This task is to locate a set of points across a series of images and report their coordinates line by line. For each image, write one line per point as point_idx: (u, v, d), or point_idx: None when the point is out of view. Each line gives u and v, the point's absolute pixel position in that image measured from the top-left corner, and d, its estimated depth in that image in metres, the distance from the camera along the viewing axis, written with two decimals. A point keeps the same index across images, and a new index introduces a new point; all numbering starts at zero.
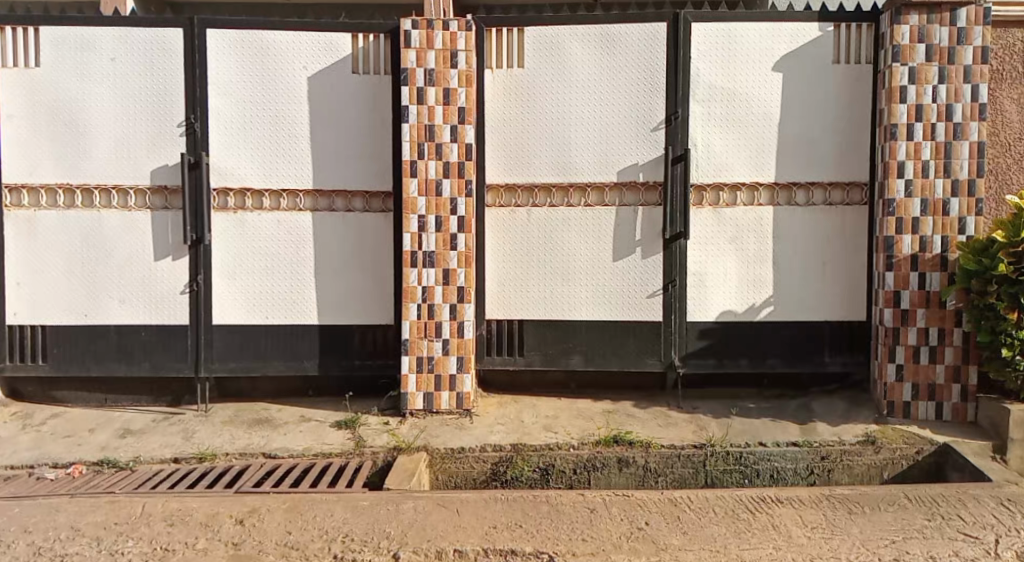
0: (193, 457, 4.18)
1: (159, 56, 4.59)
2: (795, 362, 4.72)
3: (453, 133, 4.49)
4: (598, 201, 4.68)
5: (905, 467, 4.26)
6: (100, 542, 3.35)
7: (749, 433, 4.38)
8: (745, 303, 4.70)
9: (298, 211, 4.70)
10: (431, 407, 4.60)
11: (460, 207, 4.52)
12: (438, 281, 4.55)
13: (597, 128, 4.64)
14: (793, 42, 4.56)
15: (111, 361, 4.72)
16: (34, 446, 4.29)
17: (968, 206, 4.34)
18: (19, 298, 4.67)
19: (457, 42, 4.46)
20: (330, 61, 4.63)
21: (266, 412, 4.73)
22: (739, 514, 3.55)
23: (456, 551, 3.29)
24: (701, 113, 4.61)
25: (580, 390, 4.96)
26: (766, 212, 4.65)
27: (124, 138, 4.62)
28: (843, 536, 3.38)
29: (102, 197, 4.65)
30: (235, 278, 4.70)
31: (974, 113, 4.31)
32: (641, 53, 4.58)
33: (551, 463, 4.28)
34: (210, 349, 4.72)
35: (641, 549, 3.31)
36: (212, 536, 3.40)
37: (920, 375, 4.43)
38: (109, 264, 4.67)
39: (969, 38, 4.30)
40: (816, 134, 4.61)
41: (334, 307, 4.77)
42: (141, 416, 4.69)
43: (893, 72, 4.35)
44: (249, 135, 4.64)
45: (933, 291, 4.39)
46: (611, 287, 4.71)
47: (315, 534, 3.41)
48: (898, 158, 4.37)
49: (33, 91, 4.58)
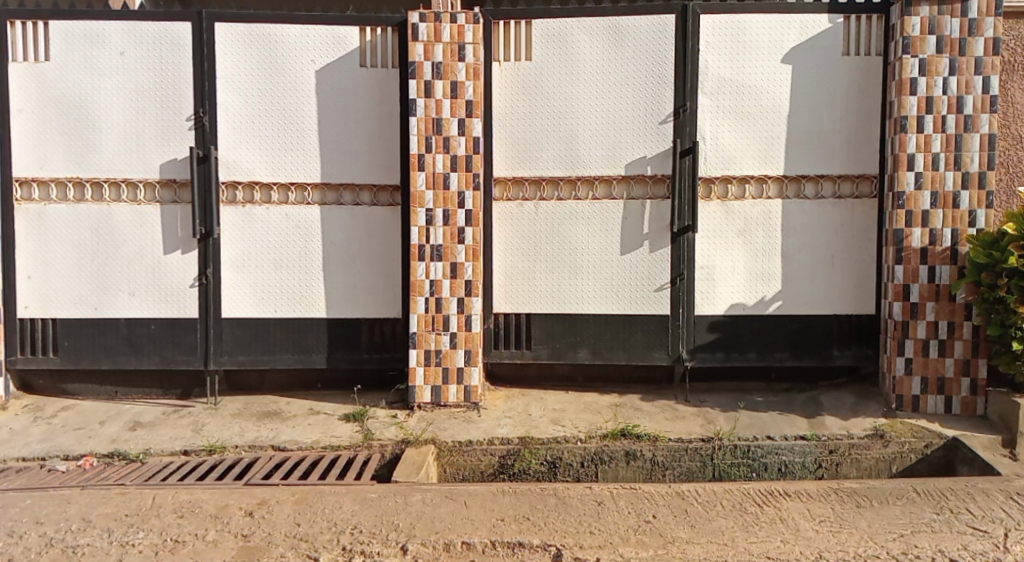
0: (203, 450, 4.20)
1: (167, 50, 4.60)
2: (803, 355, 4.71)
3: (460, 126, 4.49)
4: (606, 195, 4.67)
5: (913, 460, 4.25)
6: (111, 533, 3.38)
7: (757, 426, 4.37)
8: (753, 296, 4.69)
9: (307, 204, 4.71)
10: (439, 400, 4.61)
11: (468, 201, 4.52)
12: (446, 275, 4.55)
13: (605, 121, 4.63)
14: (802, 34, 4.53)
15: (121, 354, 4.75)
16: (45, 438, 4.32)
17: (978, 198, 4.32)
18: (30, 291, 4.70)
19: (464, 35, 4.45)
20: (338, 55, 4.63)
21: (275, 405, 4.75)
22: (747, 507, 3.54)
23: (464, 543, 3.30)
24: (709, 106, 4.59)
25: (587, 384, 4.95)
26: (775, 205, 4.63)
27: (133, 131, 4.64)
28: (851, 530, 3.38)
29: (111, 191, 4.66)
30: (244, 271, 4.72)
31: (985, 105, 4.29)
32: (650, 45, 4.57)
33: (558, 457, 4.28)
34: (219, 342, 4.74)
35: (649, 542, 3.31)
36: (222, 528, 3.42)
37: (930, 369, 4.41)
38: (119, 257, 4.69)
39: (980, 29, 4.26)
40: (826, 126, 4.58)
41: (343, 300, 4.78)
42: (150, 408, 4.72)
43: (903, 63, 4.32)
44: (258, 130, 4.65)
45: (942, 284, 4.37)
46: (619, 281, 4.70)
47: (324, 526, 3.43)
48: (908, 151, 4.35)
49: (43, 84, 4.60)
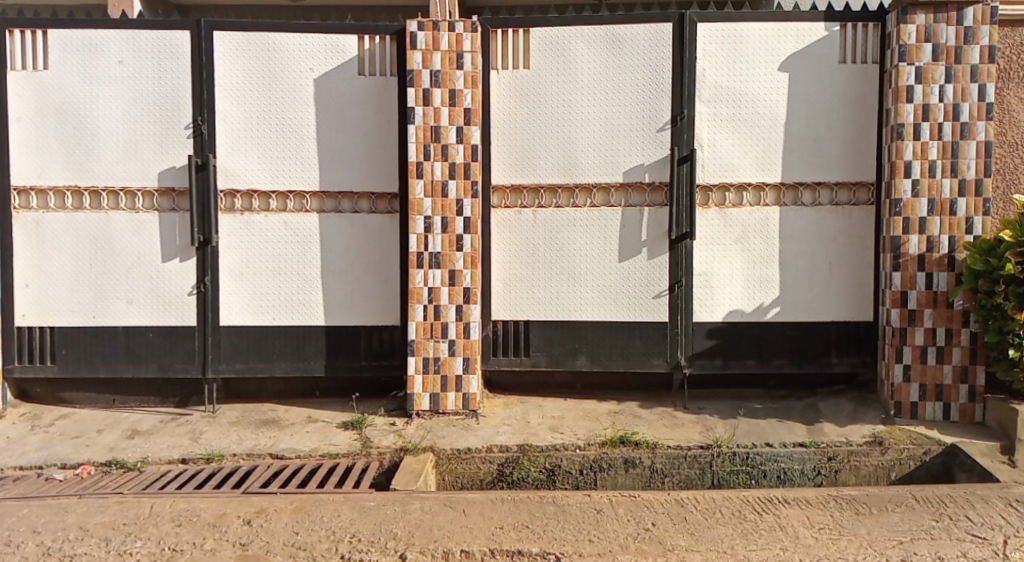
0: (201, 458, 4.19)
1: (165, 58, 4.61)
2: (801, 362, 4.72)
3: (458, 134, 4.50)
4: (604, 202, 4.68)
5: (912, 467, 4.24)
6: (109, 542, 3.36)
7: (755, 433, 4.37)
8: (751, 303, 4.69)
9: (306, 213, 4.71)
10: (438, 408, 4.61)
11: (466, 208, 4.53)
12: (444, 282, 4.56)
13: (602, 129, 4.64)
14: (799, 42, 4.55)
15: (120, 362, 4.74)
16: (42, 447, 4.31)
17: (975, 206, 4.34)
18: (28, 299, 4.69)
19: (462, 44, 4.46)
20: (336, 63, 4.64)
21: (273, 413, 4.74)
22: (745, 515, 3.54)
23: (463, 551, 3.29)
24: (707, 113, 4.61)
25: (586, 391, 4.95)
26: (772, 212, 4.64)
27: (132, 140, 4.64)
28: (850, 537, 3.38)
29: (110, 199, 4.67)
30: (243, 279, 4.72)
31: (981, 113, 4.31)
32: (646, 53, 4.58)
33: (556, 464, 4.27)
34: (217, 350, 4.74)
35: (648, 549, 3.30)
36: (220, 536, 3.40)
37: (928, 376, 4.42)
38: (118, 265, 4.69)
39: (976, 38, 4.29)
40: (823, 134, 4.60)
41: (341, 308, 4.78)
42: (148, 417, 4.71)
43: (899, 72, 4.34)
44: (256, 138, 4.66)
45: (940, 291, 4.38)
46: (617, 288, 4.71)
47: (323, 535, 3.42)
48: (904, 158, 4.36)
49: (42, 93, 4.61)
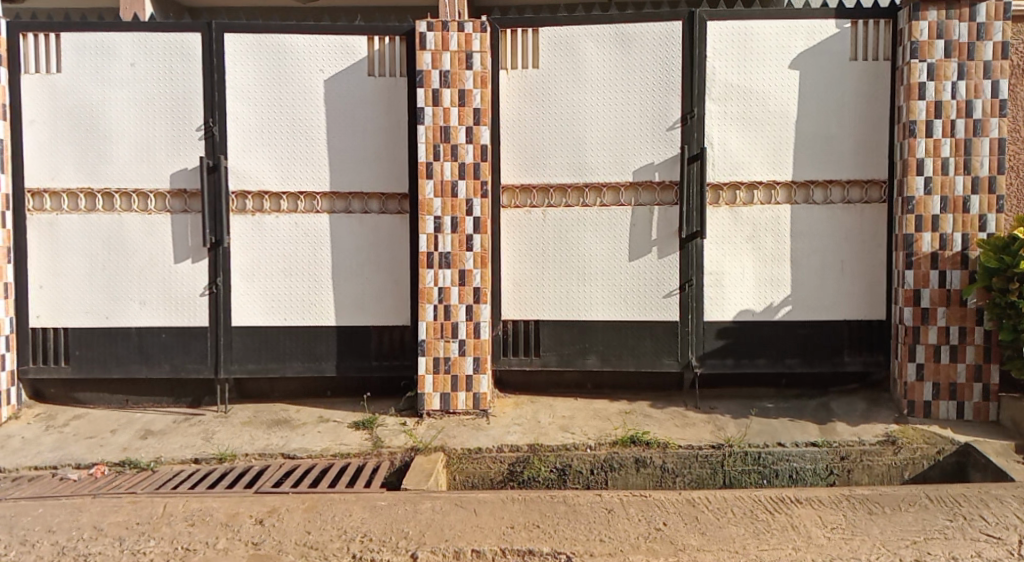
0: (213, 458, 4.21)
1: (177, 60, 4.63)
2: (813, 361, 4.69)
3: (468, 134, 4.51)
4: (613, 201, 4.68)
5: (926, 467, 4.21)
6: (123, 541, 3.38)
7: (767, 433, 4.35)
8: (762, 302, 4.67)
9: (316, 213, 4.73)
10: (448, 407, 4.62)
11: (476, 208, 4.53)
12: (454, 282, 4.56)
13: (612, 127, 4.63)
14: (809, 40, 4.53)
15: (132, 363, 4.77)
16: (57, 447, 4.34)
17: (989, 203, 4.31)
18: (42, 301, 4.72)
19: (472, 44, 4.47)
20: (346, 65, 4.66)
21: (285, 413, 4.76)
22: (758, 515, 3.53)
23: (474, 551, 3.29)
24: (717, 112, 4.59)
25: (596, 391, 4.93)
26: (783, 211, 4.62)
27: (144, 142, 4.67)
28: (863, 537, 3.35)
29: (122, 201, 4.70)
30: (255, 279, 4.74)
31: (994, 109, 4.28)
32: (657, 52, 4.57)
33: (567, 464, 4.27)
34: (229, 350, 4.76)
35: (660, 549, 3.29)
36: (233, 536, 3.42)
37: (942, 375, 4.39)
38: (131, 267, 4.72)
39: (989, 33, 4.26)
40: (835, 131, 4.57)
41: (352, 308, 4.79)
42: (161, 417, 4.74)
43: (911, 68, 4.31)
44: (267, 139, 4.68)
45: (953, 290, 4.35)
46: (627, 287, 4.70)
47: (334, 534, 3.43)
48: (917, 155, 4.34)
49: (56, 97, 4.65)
